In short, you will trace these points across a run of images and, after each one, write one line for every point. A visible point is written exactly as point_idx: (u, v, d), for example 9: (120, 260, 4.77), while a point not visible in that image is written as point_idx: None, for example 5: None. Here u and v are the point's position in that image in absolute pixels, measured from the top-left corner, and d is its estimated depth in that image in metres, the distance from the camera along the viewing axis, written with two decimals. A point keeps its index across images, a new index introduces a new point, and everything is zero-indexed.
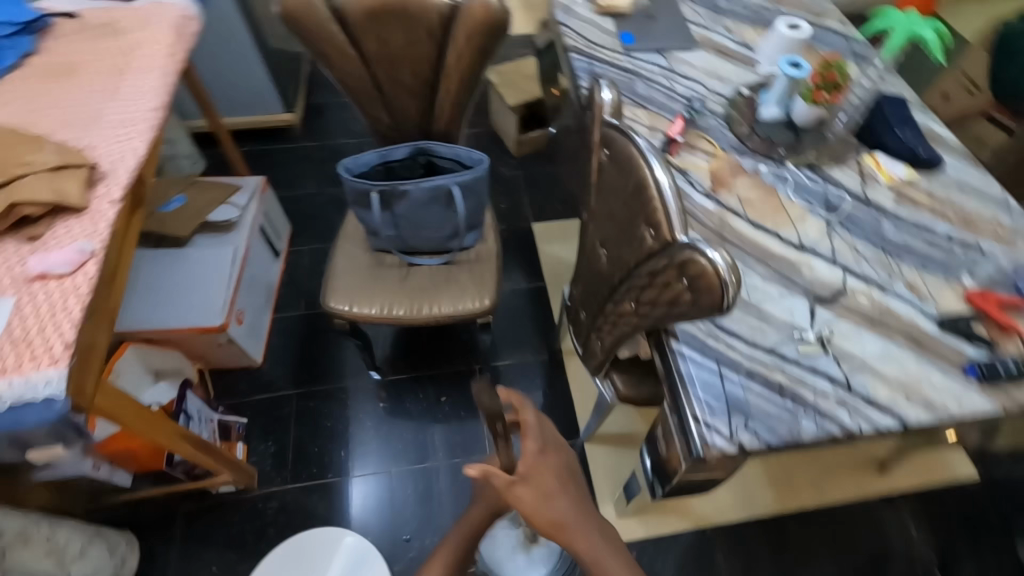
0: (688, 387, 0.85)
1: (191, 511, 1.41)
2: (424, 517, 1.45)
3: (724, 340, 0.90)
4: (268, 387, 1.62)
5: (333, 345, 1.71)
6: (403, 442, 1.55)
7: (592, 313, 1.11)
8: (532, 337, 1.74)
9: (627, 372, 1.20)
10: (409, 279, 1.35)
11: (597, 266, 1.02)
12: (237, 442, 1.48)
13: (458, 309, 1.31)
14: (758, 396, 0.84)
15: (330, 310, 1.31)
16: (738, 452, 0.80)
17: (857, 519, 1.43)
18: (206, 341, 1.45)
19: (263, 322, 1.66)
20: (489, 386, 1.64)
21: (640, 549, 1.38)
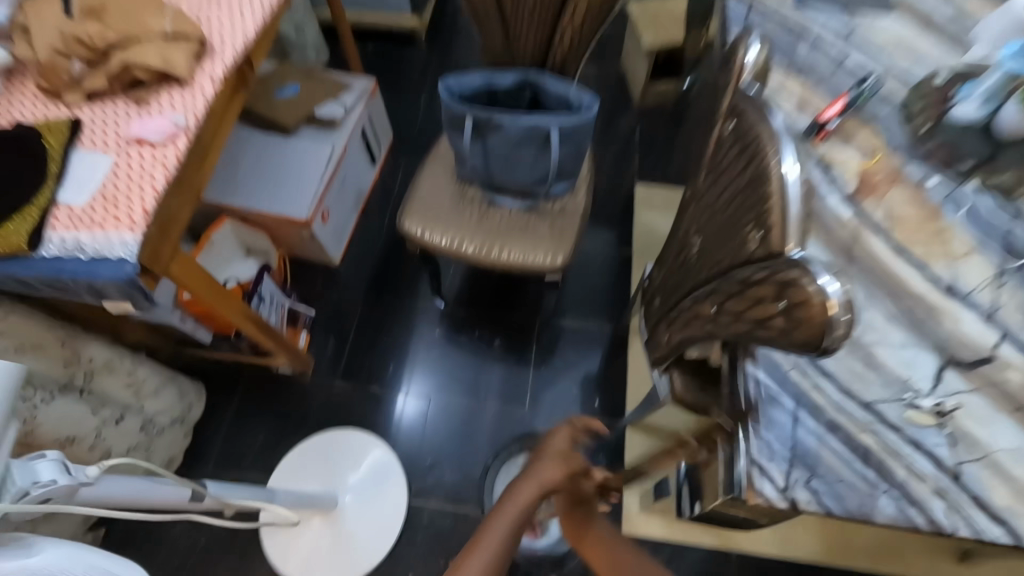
0: (750, 419, 0.73)
1: (253, 380, 1.55)
2: (451, 449, 1.47)
3: (811, 378, 0.76)
4: (339, 287, 1.69)
5: (407, 262, 1.73)
6: (448, 373, 1.57)
7: (667, 303, 0.99)
8: (602, 306, 1.64)
9: (691, 375, 1.08)
10: (486, 217, 1.29)
11: (688, 252, 0.89)
12: (301, 330, 1.58)
13: (529, 260, 1.24)
14: (833, 454, 0.71)
15: (403, 231, 1.29)
16: (787, 509, 0.68)
17: None
18: (291, 232, 1.51)
19: (348, 225, 1.70)
20: (545, 342, 1.60)
21: (654, 547, 1.33)
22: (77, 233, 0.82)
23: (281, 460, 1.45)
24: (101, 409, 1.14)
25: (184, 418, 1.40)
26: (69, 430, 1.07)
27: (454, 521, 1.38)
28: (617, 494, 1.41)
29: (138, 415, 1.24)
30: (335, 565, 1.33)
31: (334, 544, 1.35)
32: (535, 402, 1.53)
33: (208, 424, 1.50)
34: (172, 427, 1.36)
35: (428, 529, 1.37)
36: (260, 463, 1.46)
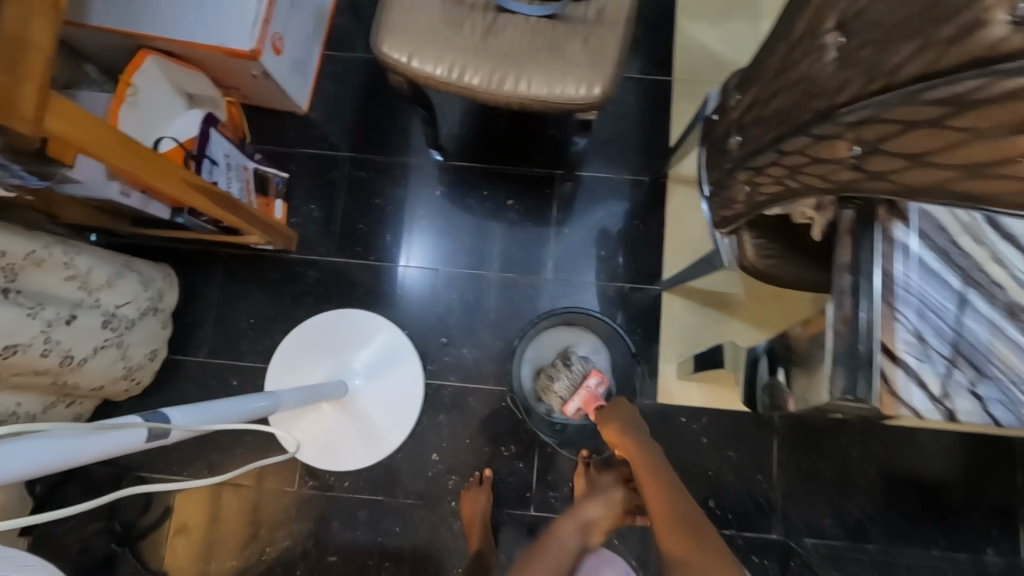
0: (897, 305, 0.53)
1: (231, 258, 1.33)
2: (468, 324, 1.31)
3: (985, 246, 0.53)
4: (314, 142, 1.38)
5: (392, 109, 1.39)
6: (454, 244, 1.34)
7: (753, 146, 0.72)
8: (635, 152, 1.36)
9: (771, 236, 0.85)
10: (496, 32, 0.94)
11: (803, 62, 0.60)
12: (276, 200, 1.31)
13: (549, 92, 0.92)
14: (1009, 349, 0.52)
15: (380, 58, 0.94)
16: (942, 423, 0.51)
17: (950, 454, 1.23)
18: (238, 69, 1.16)
19: (310, 59, 1.33)
20: (566, 198, 1.34)
21: (693, 418, 1.24)
22: None
23: (278, 348, 1.28)
24: (42, 309, 0.92)
25: (157, 308, 1.21)
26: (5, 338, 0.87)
27: (477, 399, 1.28)
28: (654, 365, 1.27)
29: (95, 310, 1.04)
30: (357, 451, 1.24)
31: (351, 430, 1.24)
32: (559, 272, 1.32)
33: (190, 309, 1.32)
34: (145, 318, 1.18)
35: (450, 408, 1.27)
36: (256, 350, 1.31)
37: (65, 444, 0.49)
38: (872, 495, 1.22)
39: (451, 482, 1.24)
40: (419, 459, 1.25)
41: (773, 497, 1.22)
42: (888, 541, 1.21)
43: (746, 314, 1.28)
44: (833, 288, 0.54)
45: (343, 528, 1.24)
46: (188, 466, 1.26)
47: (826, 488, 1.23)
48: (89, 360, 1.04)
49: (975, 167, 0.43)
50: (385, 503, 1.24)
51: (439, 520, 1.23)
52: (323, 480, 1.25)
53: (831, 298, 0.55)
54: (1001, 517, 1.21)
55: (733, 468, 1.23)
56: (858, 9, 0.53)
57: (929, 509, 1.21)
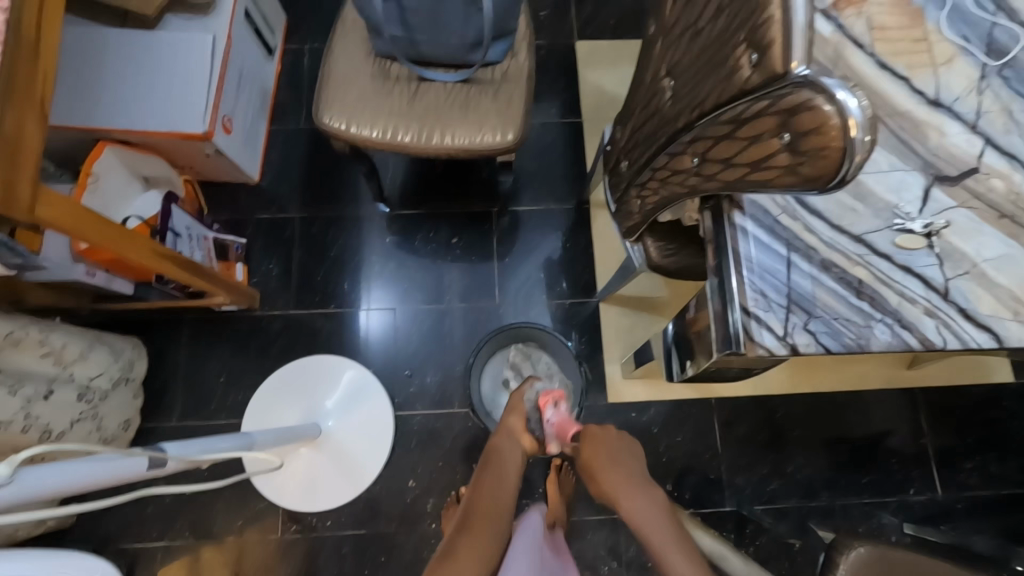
0: (744, 273, 0.69)
1: (197, 322, 1.41)
2: (429, 354, 1.42)
3: (800, 220, 0.70)
4: (267, 207, 1.50)
5: (338, 170, 1.53)
6: (408, 283, 1.47)
7: (636, 166, 0.90)
8: (559, 184, 1.54)
9: (669, 237, 1.02)
10: (420, 97, 1.11)
11: (654, 100, 0.79)
12: (236, 262, 1.41)
13: (471, 141, 1.09)
14: (828, 293, 0.68)
15: (323, 127, 1.09)
16: (788, 355, 0.67)
17: (864, 409, 1.41)
18: (193, 150, 1.28)
19: (258, 134, 1.46)
20: (504, 230, 1.50)
21: (642, 410, 1.38)
22: None
23: (250, 401, 1.35)
24: (21, 387, 0.98)
25: (128, 377, 1.27)
26: None
27: (445, 423, 1.37)
28: (601, 368, 1.41)
29: (69, 384, 1.10)
30: (336, 488, 1.30)
31: (329, 469, 1.31)
32: (506, 297, 1.46)
33: (160, 376, 1.37)
34: (117, 388, 1.23)
35: (421, 434, 1.36)
36: (228, 406, 1.37)
37: (83, 468, 0.57)
38: (807, 456, 1.38)
39: (430, 505, 1.32)
40: (398, 487, 1.33)
41: (722, 471, 1.36)
42: (828, 495, 1.35)
43: (673, 312, 1.45)
44: (707, 290, 0.74)
45: (331, 566, 1.28)
46: (170, 530, 1.29)
47: (766, 456, 1.37)
48: (67, 433, 1.09)
49: None
50: (369, 534, 1.30)
51: (423, 543, 1.30)
52: (306, 522, 1.30)
53: (708, 293, 0.73)
54: (915, 458, 1.38)
55: (683, 451, 1.36)
56: (678, 59, 0.71)
57: (855, 460, 1.38)
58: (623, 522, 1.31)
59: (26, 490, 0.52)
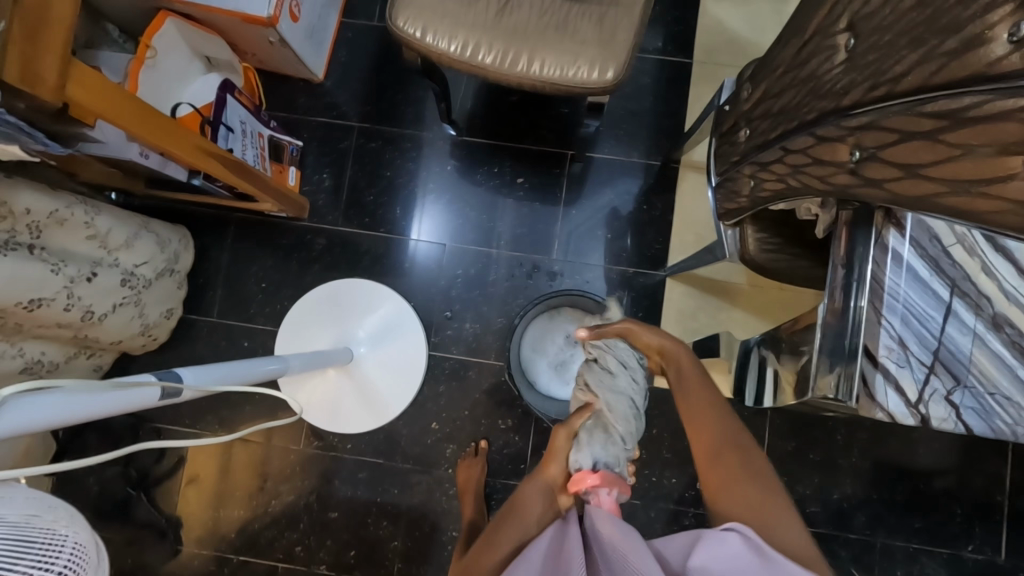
0: (883, 312, 0.54)
1: (246, 223, 1.37)
2: (472, 299, 1.33)
3: (979, 257, 0.53)
4: (327, 111, 1.39)
5: (408, 80, 1.39)
6: (462, 219, 1.35)
7: (759, 140, 0.72)
8: (648, 134, 1.34)
9: (775, 231, 0.85)
10: (511, 12, 0.93)
11: (811, 59, 0.59)
12: (289, 167, 1.33)
13: (562, 73, 0.91)
14: (987, 356, 0.53)
15: (393, 31, 0.94)
16: (915, 427, 0.53)
17: (941, 449, 1.24)
18: (256, 34, 1.16)
19: (325, 26, 1.32)
20: (576, 179, 1.35)
21: None
22: None
23: (288, 314, 1.32)
24: (65, 266, 0.96)
25: (173, 268, 1.25)
26: (30, 292, 0.91)
27: (477, 372, 1.31)
28: None
29: (114, 269, 1.08)
30: (359, 416, 1.28)
31: (356, 396, 1.29)
32: (565, 254, 1.33)
33: (205, 271, 1.36)
34: (161, 278, 1.22)
35: (450, 380, 1.31)
36: (267, 313, 1.35)
37: (83, 401, 0.51)
38: (860, 485, 1.25)
39: (449, 450, 1.29)
40: (420, 426, 1.30)
41: None
42: (870, 529, 1.24)
43: (748, 304, 1.29)
44: (827, 283, 0.58)
45: (345, 486, 1.30)
46: (200, 420, 1.32)
47: (814, 478, 1.25)
48: (108, 316, 1.09)
49: (963, 184, 0.43)
50: (384, 465, 1.30)
51: (435, 486, 1.29)
52: (327, 441, 1.31)
53: (823, 290, 0.58)
54: (986, 514, 1.23)
55: None
56: (870, 10, 0.52)
57: (915, 503, 1.24)
58: (642, 508, 1.25)
59: (14, 424, 0.46)
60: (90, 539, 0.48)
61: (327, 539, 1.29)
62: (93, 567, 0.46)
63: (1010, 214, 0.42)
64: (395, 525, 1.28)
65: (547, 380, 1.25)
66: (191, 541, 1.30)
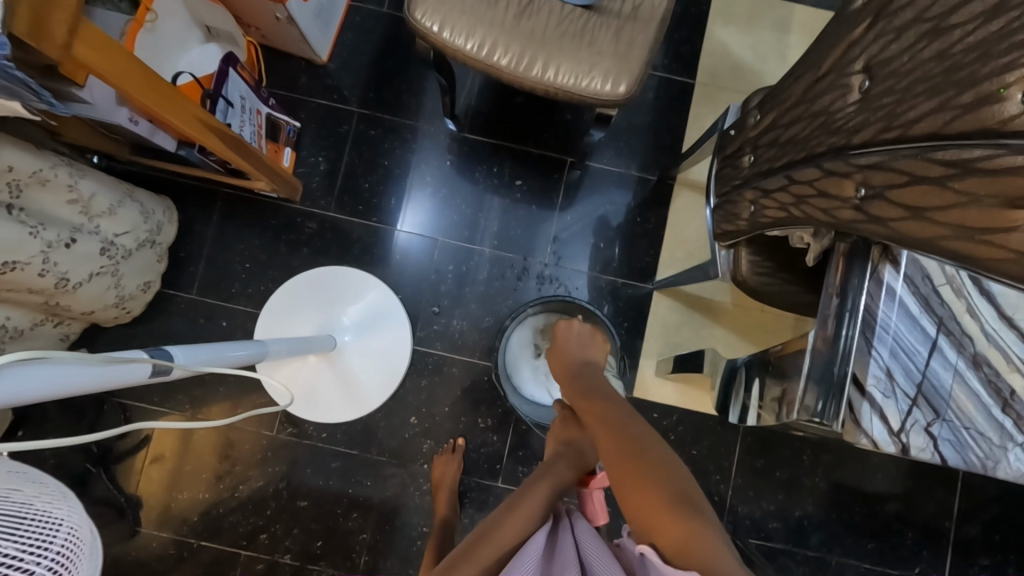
0: (873, 342, 0.57)
1: (234, 200, 1.33)
2: (460, 296, 1.33)
3: (965, 299, 0.57)
4: (329, 93, 1.36)
5: (414, 71, 1.38)
6: (457, 216, 1.35)
7: (763, 166, 0.74)
8: (646, 149, 1.37)
9: (768, 255, 0.88)
10: (530, 15, 0.94)
11: (823, 97, 0.62)
12: (285, 147, 1.30)
13: (576, 83, 0.92)
14: (964, 393, 0.56)
15: (411, 22, 0.93)
16: (895, 454, 0.56)
17: (896, 475, 1.31)
18: (263, 9, 1.13)
19: (333, 9, 1.30)
20: (574, 186, 1.36)
21: (665, 413, 1.29)
22: None
23: (271, 296, 1.29)
24: (43, 230, 0.92)
25: (155, 241, 1.21)
26: (5, 254, 0.87)
27: (460, 370, 1.31)
28: (635, 360, 1.32)
29: (94, 236, 1.03)
30: (337, 405, 1.27)
31: (336, 385, 1.27)
32: (556, 259, 1.34)
33: (187, 245, 1.32)
34: (142, 250, 1.18)
35: (432, 375, 1.31)
36: (248, 294, 1.32)
37: (74, 374, 0.50)
38: (820, 505, 1.30)
39: (425, 446, 1.29)
40: (398, 421, 1.29)
41: (729, 497, 1.29)
42: (825, 548, 1.29)
43: (730, 323, 1.33)
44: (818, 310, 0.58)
45: (317, 476, 1.28)
46: (170, 398, 1.28)
47: (779, 495, 1.30)
48: (83, 285, 1.04)
49: (966, 230, 0.46)
50: (359, 457, 1.28)
51: (409, 480, 1.28)
52: (301, 429, 1.29)
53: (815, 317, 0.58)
54: (933, 540, 1.29)
55: (695, 465, 1.29)
56: (887, 55, 0.54)
57: (871, 525, 1.30)
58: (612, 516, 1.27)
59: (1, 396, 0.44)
60: (81, 524, 0.47)
61: (294, 527, 1.27)
62: (86, 553, 0.45)
63: (1005, 262, 0.44)
64: (365, 518, 1.27)
65: (529, 383, 1.26)
66: (150, 522, 1.26)
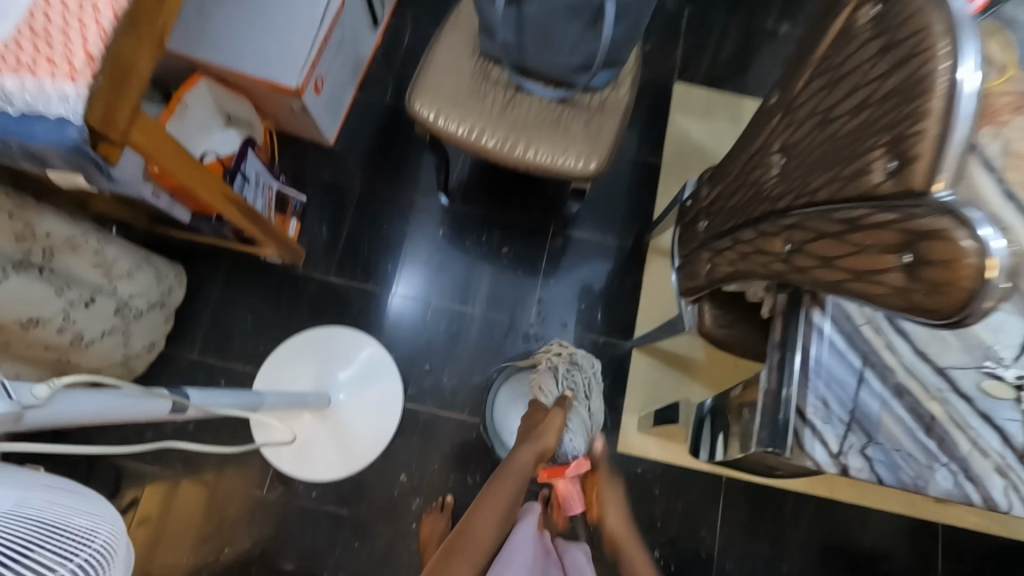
0: (810, 376, 0.65)
1: (240, 266, 1.43)
2: (450, 354, 1.40)
3: (884, 336, 0.66)
4: (334, 171, 1.51)
5: (411, 151, 1.54)
6: (448, 280, 1.46)
7: (715, 230, 0.86)
8: (621, 219, 1.51)
9: (727, 308, 0.98)
10: (514, 106, 1.09)
11: (756, 174, 0.75)
12: (291, 219, 1.43)
13: (553, 162, 1.07)
14: (893, 420, 0.64)
15: (411, 112, 1.09)
16: (836, 475, 0.63)
17: (879, 529, 1.33)
18: (282, 101, 1.30)
19: (342, 99, 1.47)
20: (557, 253, 1.48)
21: (649, 468, 1.33)
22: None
23: (270, 356, 1.36)
24: (67, 290, 1.01)
25: (165, 303, 1.29)
26: (30, 310, 0.96)
27: (450, 426, 1.36)
28: (618, 415, 1.37)
29: (111, 297, 1.12)
30: (328, 462, 1.30)
31: (329, 442, 1.31)
32: (541, 319, 1.44)
33: (193, 307, 1.40)
34: (152, 311, 1.25)
35: (423, 432, 1.35)
36: (248, 353, 1.38)
37: (110, 401, 0.57)
38: (806, 561, 1.31)
39: (414, 503, 1.30)
40: (388, 478, 1.32)
41: (716, 553, 1.30)
42: None
43: (706, 378, 1.40)
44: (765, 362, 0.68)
45: (305, 536, 1.28)
46: (163, 457, 1.30)
47: (764, 551, 1.31)
48: (95, 343, 1.11)
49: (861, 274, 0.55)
50: (347, 515, 1.29)
51: (397, 539, 1.28)
52: (291, 487, 1.30)
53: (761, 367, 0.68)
54: None
55: (681, 521, 1.31)
56: (796, 139, 0.67)
57: None
58: None
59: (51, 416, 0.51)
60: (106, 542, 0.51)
61: None
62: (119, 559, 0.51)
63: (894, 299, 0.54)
64: None
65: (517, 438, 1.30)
66: None
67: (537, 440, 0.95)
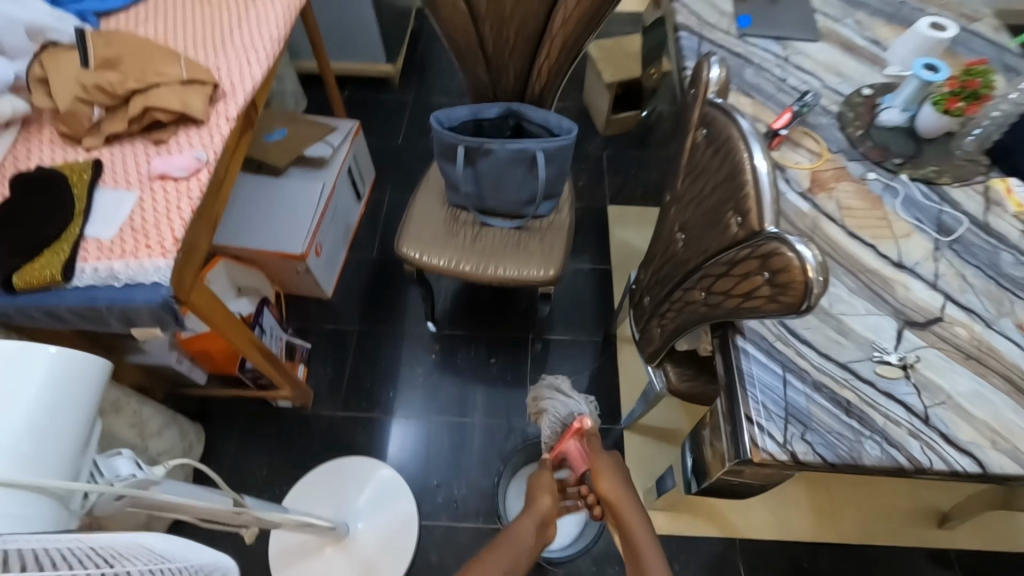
0: (748, 387, 0.82)
1: (253, 415, 1.55)
2: (457, 464, 1.49)
3: (793, 347, 0.85)
4: (334, 318, 1.73)
5: (399, 291, 1.78)
6: (446, 396, 1.60)
7: (656, 300, 1.09)
8: (588, 318, 1.74)
9: (686, 364, 1.17)
10: (482, 237, 1.37)
11: (671, 251, 1.00)
12: (300, 363, 1.59)
13: (520, 274, 1.32)
14: (821, 410, 0.80)
15: (401, 255, 1.35)
16: (788, 461, 0.77)
17: (896, 566, 1.37)
18: (289, 267, 1.55)
19: (337, 259, 1.75)
20: (538, 356, 1.67)
21: (663, 543, 1.37)
22: (111, 262, 0.82)
23: (286, 496, 1.42)
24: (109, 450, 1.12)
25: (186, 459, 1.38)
26: None
27: (467, 536, 1.39)
28: None
29: (143, 455, 1.22)
30: None
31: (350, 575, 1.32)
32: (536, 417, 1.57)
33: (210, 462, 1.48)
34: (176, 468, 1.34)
35: (442, 547, 1.38)
36: (266, 498, 1.44)
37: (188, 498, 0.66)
38: None
39: None
40: None
41: None
42: None
43: None
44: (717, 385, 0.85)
45: None
46: None
47: None
48: None
49: None
50: None
51: None
52: None
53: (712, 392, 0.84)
54: None
55: None
56: (687, 219, 0.94)
57: None
58: None
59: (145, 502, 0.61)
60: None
61: None
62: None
63: None
64: None
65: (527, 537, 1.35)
66: None
67: (537, 507, 0.97)
